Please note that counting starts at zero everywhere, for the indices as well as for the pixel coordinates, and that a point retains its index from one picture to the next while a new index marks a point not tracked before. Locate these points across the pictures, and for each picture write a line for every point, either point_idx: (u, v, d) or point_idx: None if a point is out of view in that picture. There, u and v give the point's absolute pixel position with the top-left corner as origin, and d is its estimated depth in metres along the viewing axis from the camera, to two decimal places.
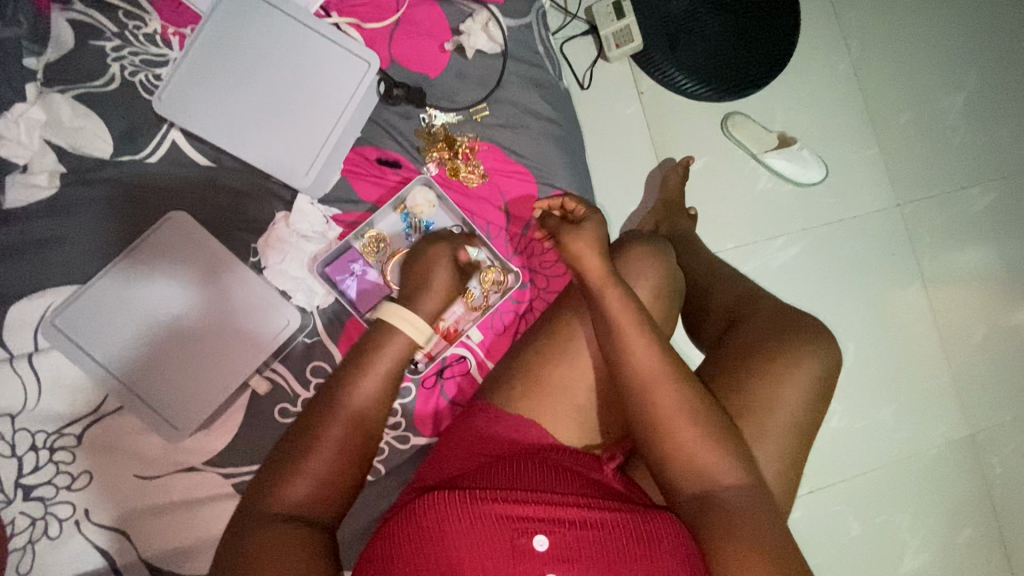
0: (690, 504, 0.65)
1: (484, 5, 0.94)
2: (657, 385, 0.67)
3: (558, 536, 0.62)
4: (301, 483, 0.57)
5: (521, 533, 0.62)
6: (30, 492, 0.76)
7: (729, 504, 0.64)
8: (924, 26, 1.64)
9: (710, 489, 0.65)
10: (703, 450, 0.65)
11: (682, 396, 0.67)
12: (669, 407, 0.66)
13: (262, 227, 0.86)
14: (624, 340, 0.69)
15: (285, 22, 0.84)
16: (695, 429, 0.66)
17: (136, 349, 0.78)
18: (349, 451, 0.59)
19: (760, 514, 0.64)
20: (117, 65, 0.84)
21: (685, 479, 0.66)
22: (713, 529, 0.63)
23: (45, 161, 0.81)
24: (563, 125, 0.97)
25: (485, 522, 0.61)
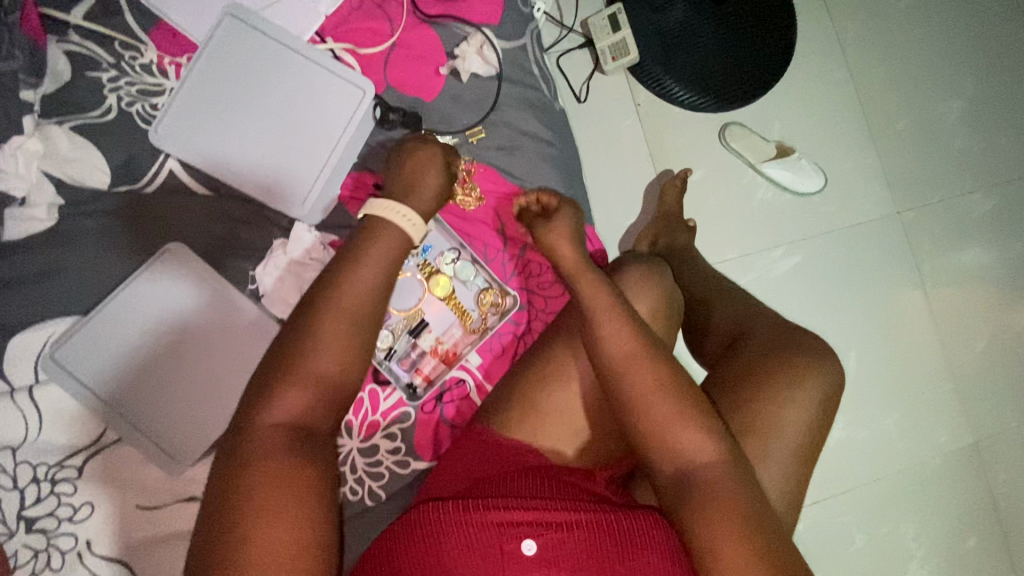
0: (670, 490, 0.66)
1: (478, 28, 0.94)
2: (632, 368, 0.69)
3: (547, 539, 0.63)
4: (291, 396, 0.56)
5: (509, 538, 0.63)
6: (32, 524, 0.76)
7: (708, 486, 0.64)
8: (921, 33, 1.64)
9: (688, 471, 0.65)
10: (679, 431, 0.66)
11: (657, 376, 0.68)
12: (644, 387, 0.68)
13: (260, 255, 0.86)
14: (598, 321, 0.72)
15: (278, 50, 0.84)
16: (671, 409, 0.67)
17: (137, 377, 0.79)
18: (340, 359, 0.59)
19: (737, 492, 0.64)
20: (113, 95, 0.84)
21: (664, 462, 0.67)
22: (691, 513, 0.63)
23: (44, 193, 0.81)
24: (558, 145, 0.97)
25: (473, 530, 0.62)
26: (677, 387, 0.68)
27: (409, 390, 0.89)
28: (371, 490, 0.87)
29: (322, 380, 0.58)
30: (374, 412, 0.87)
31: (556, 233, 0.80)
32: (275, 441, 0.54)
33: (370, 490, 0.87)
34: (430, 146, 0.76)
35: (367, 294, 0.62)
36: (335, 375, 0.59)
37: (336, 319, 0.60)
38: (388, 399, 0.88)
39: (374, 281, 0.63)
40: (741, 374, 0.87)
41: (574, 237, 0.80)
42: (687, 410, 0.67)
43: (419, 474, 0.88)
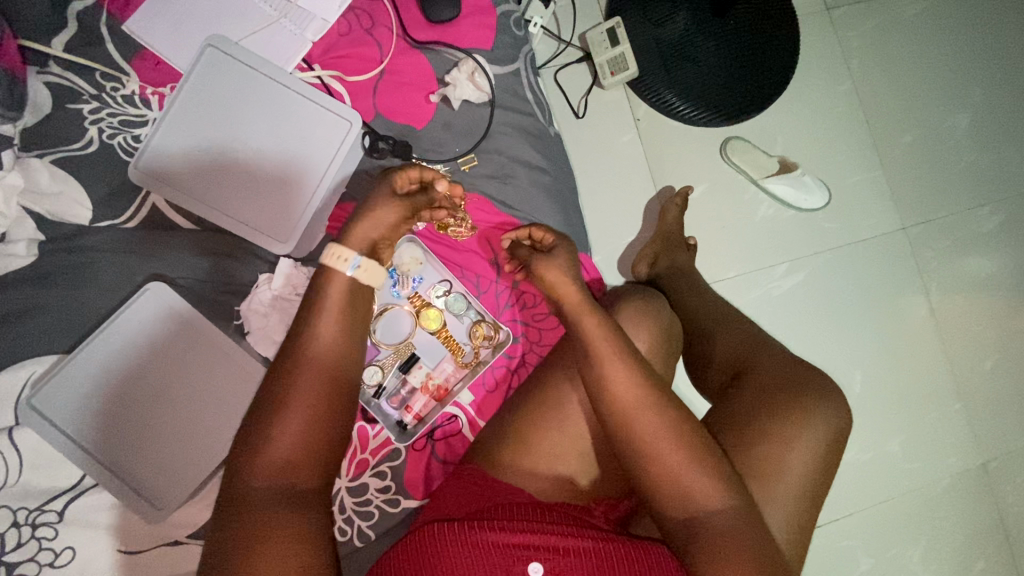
0: (677, 536, 0.63)
1: (469, 54, 0.92)
2: (637, 411, 0.64)
3: (554, 562, 0.61)
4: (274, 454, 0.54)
5: (515, 561, 0.61)
6: (11, 570, 0.73)
7: (717, 533, 0.61)
8: (927, 43, 1.60)
9: (696, 518, 0.62)
10: (689, 478, 0.62)
11: (663, 417, 0.64)
12: (650, 430, 0.64)
13: (246, 289, 0.84)
14: (599, 360, 0.67)
15: (264, 83, 0.82)
16: (679, 454, 0.63)
17: (117, 422, 0.76)
18: (325, 407, 0.56)
19: (748, 539, 0.61)
20: (94, 128, 0.82)
21: (670, 508, 0.63)
22: (701, 562, 0.60)
23: (23, 229, 0.79)
24: (553, 173, 0.95)
25: (475, 558, 0.60)
26: (684, 428, 0.64)
27: (399, 428, 0.87)
28: (360, 530, 0.84)
29: (307, 431, 0.55)
30: (362, 451, 0.85)
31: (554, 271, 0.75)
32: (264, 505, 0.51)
33: (359, 531, 0.84)
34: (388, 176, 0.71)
35: (340, 341, 0.60)
36: (320, 425, 0.56)
37: (312, 370, 0.57)
38: (377, 436, 0.86)
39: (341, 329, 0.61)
40: (745, 413, 0.84)
41: (572, 274, 0.75)
42: (695, 453, 0.63)
43: (409, 513, 0.86)
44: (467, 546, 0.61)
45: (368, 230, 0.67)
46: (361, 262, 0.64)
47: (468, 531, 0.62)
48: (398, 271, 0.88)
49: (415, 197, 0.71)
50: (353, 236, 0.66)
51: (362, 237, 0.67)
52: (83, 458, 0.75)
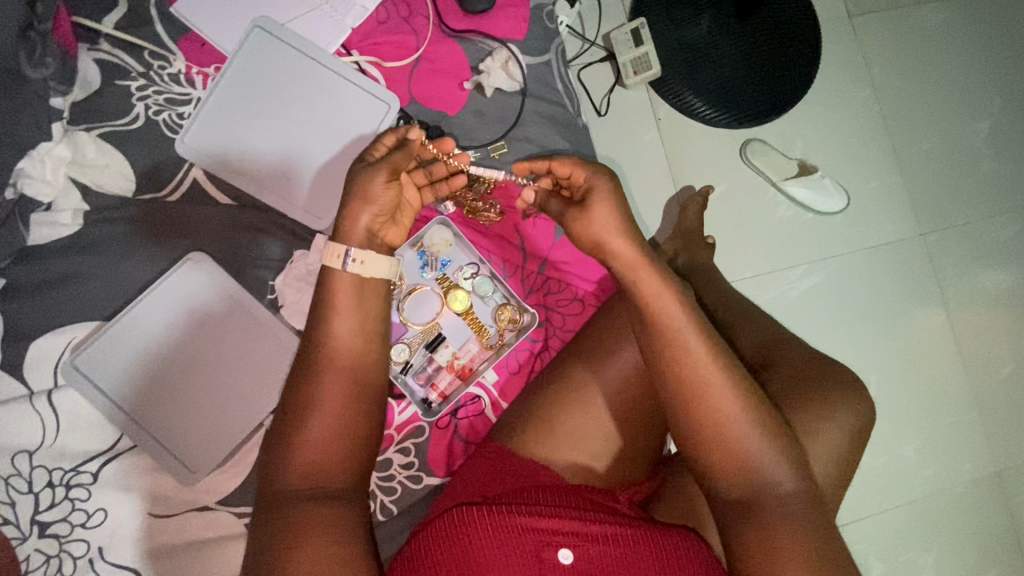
0: (735, 510, 0.62)
1: (503, 43, 0.94)
2: (706, 379, 0.63)
3: (583, 550, 0.64)
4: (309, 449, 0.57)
5: (547, 546, 0.63)
6: (46, 529, 0.76)
7: (778, 505, 0.61)
8: (948, 52, 1.61)
9: (757, 490, 0.62)
10: (753, 453, 0.62)
11: (733, 387, 0.63)
12: (720, 399, 0.62)
13: (279, 264, 0.86)
14: (669, 325, 0.65)
15: (306, 64, 0.86)
16: (745, 426, 0.63)
17: (163, 386, 0.81)
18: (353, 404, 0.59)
19: (809, 524, 0.60)
20: (141, 104, 0.85)
21: (730, 479, 0.63)
22: (759, 533, 0.60)
23: (70, 199, 0.83)
24: (580, 161, 0.96)
25: (510, 539, 0.63)
26: (753, 399, 0.63)
27: (424, 405, 0.88)
28: (383, 504, 0.86)
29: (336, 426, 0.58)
30: (388, 426, 0.87)
31: (601, 221, 0.68)
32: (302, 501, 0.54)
33: (381, 505, 0.86)
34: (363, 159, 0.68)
35: (357, 334, 0.62)
36: (351, 422, 0.59)
37: (334, 373, 0.60)
38: (402, 413, 0.88)
39: (360, 330, 0.62)
40: (774, 404, 0.84)
41: (621, 222, 0.68)
42: (761, 423, 0.63)
43: (431, 490, 0.88)
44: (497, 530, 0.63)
45: (361, 215, 0.65)
46: (356, 256, 0.63)
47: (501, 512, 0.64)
48: (427, 252, 0.91)
49: (391, 159, 0.66)
50: (346, 228, 0.64)
51: (353, 223, 0.65)
52: (131, 420, 0.79)
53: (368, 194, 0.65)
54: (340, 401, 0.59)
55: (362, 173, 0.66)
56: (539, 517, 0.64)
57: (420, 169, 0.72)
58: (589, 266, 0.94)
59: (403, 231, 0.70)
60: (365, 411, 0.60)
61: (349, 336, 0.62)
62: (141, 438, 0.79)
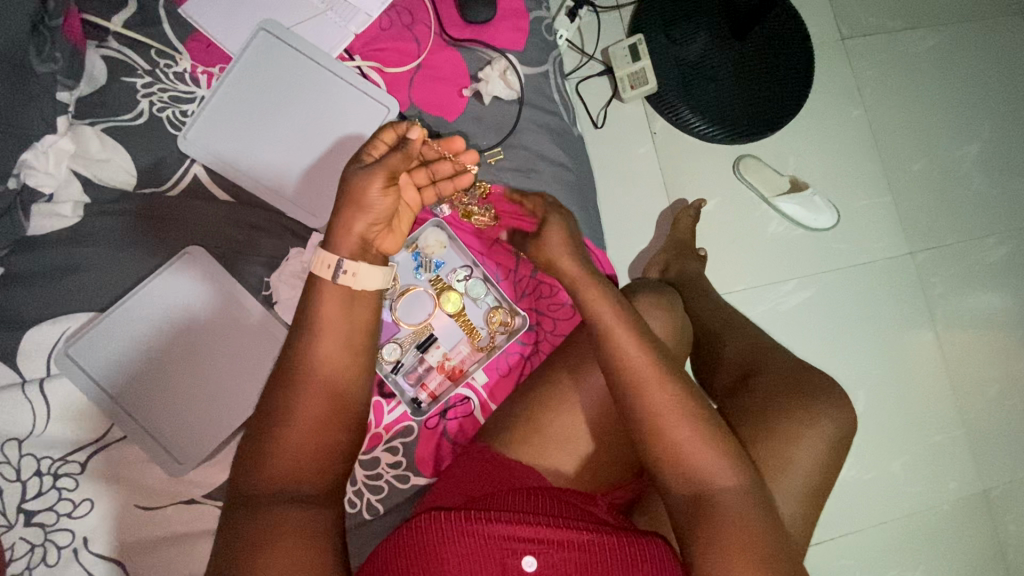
0: (681, 510, 0.65)
1: (502, 53, 0.97)
2: (649, 386, 0.67)
3: (547, 556, 0.63)
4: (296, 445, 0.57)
5: (510, 554, 0.63)
6: (32, 518, 0.77)
7: (721, 506, 0.63)
8: (938, 76, 1.65)
9: (702, 491, 0.64)
10: (697, 455, 0.65)
11: (674, 391, 0.66)
12: (661, 403, 0.66)
13: (275, 262, 0.87)
14: (611, 333, 0.70)
15: (307, 65, 0.88)
16: (688, 429, 0.65)
17: (156, 377, 0.82)
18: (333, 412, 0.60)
19: (753, 522, 0.63)
20: (146, 101, 0.87)
21: (674, 481, 0.66)
22: (704, 532, 0.62)
23: (72, 191, 0.84)
24: (574, 170, 0.99)
25: (471, 545, 0.62)
26: (693, 402, 0.67)
27: (414, 405, 0.89)
28: (370, 503, 0.87)
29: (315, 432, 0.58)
30: (377, 425, 0.88)
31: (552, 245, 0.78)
32: (280, 504, 0.54)
33: (368, 504, 0.87)
34: (359, 162, 0.66)
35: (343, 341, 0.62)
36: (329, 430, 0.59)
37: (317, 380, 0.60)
38: (391, 412, 0.88)
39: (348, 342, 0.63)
40: (756, 410, 0.86)
41: (567, 242, 0.78)
42: (702, 425, 0.66)
43: (418, 490, 0.88)
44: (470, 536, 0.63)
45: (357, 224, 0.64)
46: (347, 267, 0.62)
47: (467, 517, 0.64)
48: (421, 254, 0.92)
49: (388, 163, 0.64)
50: (340, 235, 0.64)
51: (347, 231, 0.64)
52: (122, 408, 0.80)
53: (364, 203, 0.64)
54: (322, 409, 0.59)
55: (358, 177, 0.64)
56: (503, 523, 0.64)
57: (423, 169, 0.73)
58: None
59: (400, 236, 0.69)
60: (350, 420, 0.61)
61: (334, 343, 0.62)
62: (131, 427, 0.80)
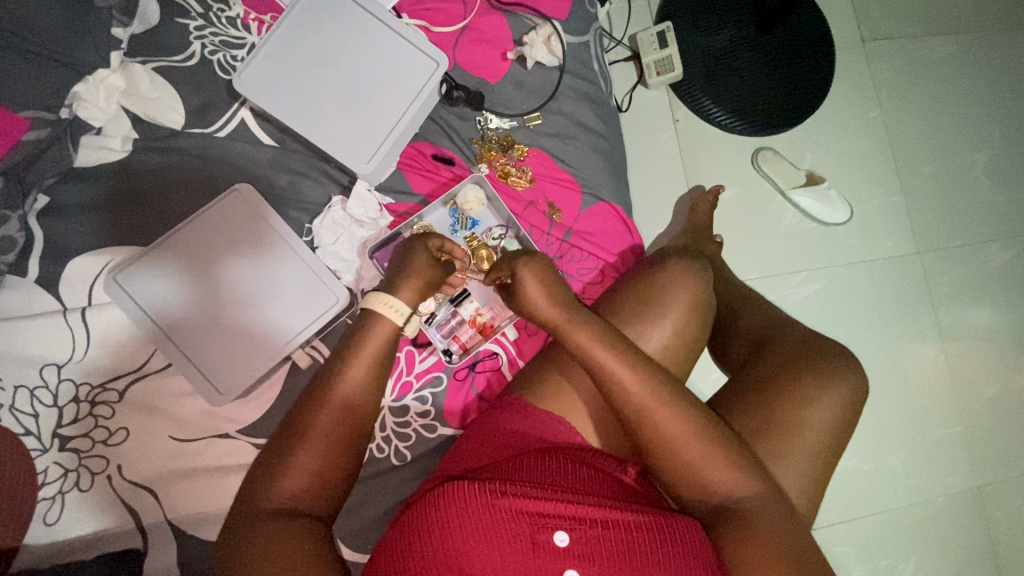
0: (705, 516, 0.67)
1: (547, 20, 0.99)
2: (654, 408, 0.68)
3: (579, 533, 0.63)
4: (300, 473, 0.60)
5: (541, 529, 0.63)
6: (66, 443, 0.77)
7: (744, 511, 0.65)
8: (952, 82, 1.69)
9: (721, 499, 0.66)
10: (716, 468, 0.66)
11: (679, 413, 0.68)
12: (668, 429, 0.67)
13: (316, 209, 0.90)
14: (610, 370, 0.69)
15: (360, 16, 0.87)
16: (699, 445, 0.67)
17: (205, 312, 0.81)
18: (341, 440, 0.63)
19: (776, 523, 0.65)
20: (198, 43, 0.88)
21: (690, 495, 0.68)
22: (729, 540, 0.63)
23: (120, 127, 0.85)
24: (609, 138, 1.01)
25: (499, 518, 0.63)
26: (700, 421, 0.68)
27: (446, 355, 0.91)
28: (397, 450, 0.88)
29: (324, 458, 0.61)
30: (408, 373, 0.90)
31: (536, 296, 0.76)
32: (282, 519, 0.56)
33: (396, 450, 0.88)
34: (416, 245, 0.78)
35: (362, 382, 0.67)
36: (338, 453, 0.62)
37: (334, 411, 0.64)
38: (423, 361, 0.90)
39: (366, 384, 0.67)
40: (769, 374, 0.90)
41: (551, 293, 0.77)
42: (712, 441, 0.67)
43: (445, 440, 0.90)
44: (498, 508, 0.63)
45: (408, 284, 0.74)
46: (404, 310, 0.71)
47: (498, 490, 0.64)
48: (459, 210, 0.94)
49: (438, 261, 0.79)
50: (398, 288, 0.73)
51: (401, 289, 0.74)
52: (168, 337, 0.80)
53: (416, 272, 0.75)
54: (330, 437, 0.62)
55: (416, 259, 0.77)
56: (532, 498, 0.64)
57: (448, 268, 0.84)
58: (613, 238, 0.98)
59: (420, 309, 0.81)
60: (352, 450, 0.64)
61: (355, 384, 0.66)
62: (178, 353, 0.80)
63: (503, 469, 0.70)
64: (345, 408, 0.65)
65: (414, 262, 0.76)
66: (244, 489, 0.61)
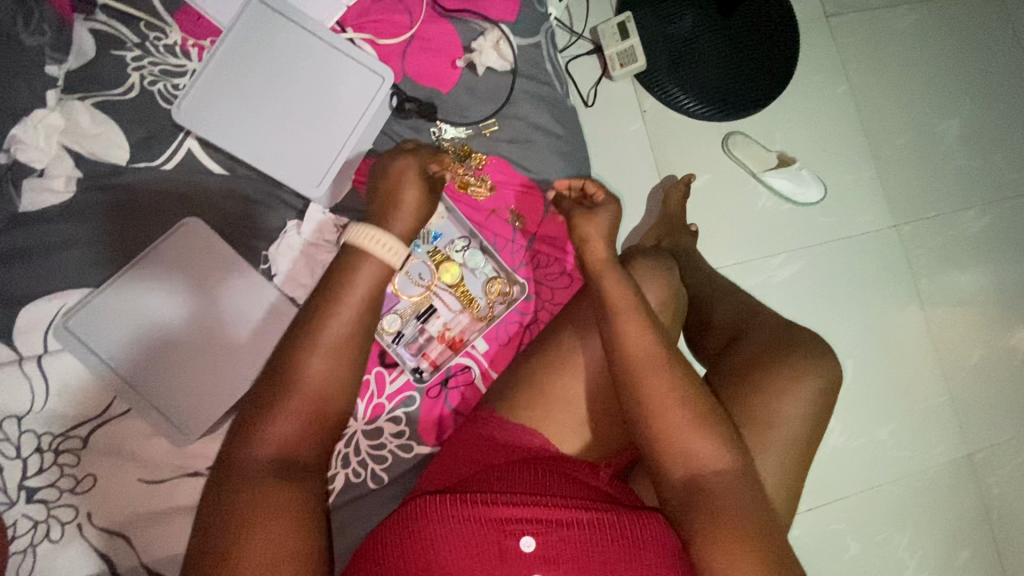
0: (678, 494, 0.65)
1: (495, 24, 0.97)
2: (649, 371, 0.67)
3: (545, 537, 0.62)
4: (285, 426, 0.56)
5: (506, 535, 0.62)
6: (33, 495, 0.76)
7: (718, 491, 0.64)
8: (919, 50, 1.68)
9: (698, 477, 0.64)
10: (698, 443, 0.65)
11: (675, 379, 0.67)
12: (663, 395, 0.66)
13: (272, 235, 0.88)
14: (622, 320, 0.70)
15: (300, 34, 0.85)
16: (687, 415, 0.66)
17: (194, 334, 0.81)
18: (330, 386, 0.59)
19: (746, 504, 0.63)
20: (136, 74, 0.86)
21: (670, 471, 0.65)
22: (700, 518, 0.62)
23: (63, 166, 0.83)
24: (569, 140, 0.99)
25: (470, 527, 0.62)
26: (697, 390, 0.67)
27: (416, 373, 0.90)
28: (374, 472, 0.87)
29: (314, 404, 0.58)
30: (379, 395, 0.88)
31: (597, 224, 0.78)
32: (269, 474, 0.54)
33: (372, 473, 0.87)
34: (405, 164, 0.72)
35: (353, 322, 0.62)
36: (327, 399, 0.58)
37: (322, 353, 0.59)
38: (393, 382, 0.89)
39: (356, 322, 0.62)
40: (743, 368, 0.89)
41: (610, 232, 0.79)
42: (697, 414, 0.66)
43: (422, 459, 0.89)
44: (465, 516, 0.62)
45: (402, 223, 0.68)
46: (387, 242, 0.65)
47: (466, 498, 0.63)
48: None
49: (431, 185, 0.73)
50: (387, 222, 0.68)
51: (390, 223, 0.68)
52: (153, 362, 0.79)
53: (403, 202, 0.69)
54: (317, 383, 0.58)
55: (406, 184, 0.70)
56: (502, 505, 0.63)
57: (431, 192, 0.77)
58: None
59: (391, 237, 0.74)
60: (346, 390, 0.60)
61: (342, 328, 0.61)
62: (159, 381, 0.79)
63: (472, 482, 0.69)
64: (333, 350, 0.60)
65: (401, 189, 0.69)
66: (228, 434, 0.57)
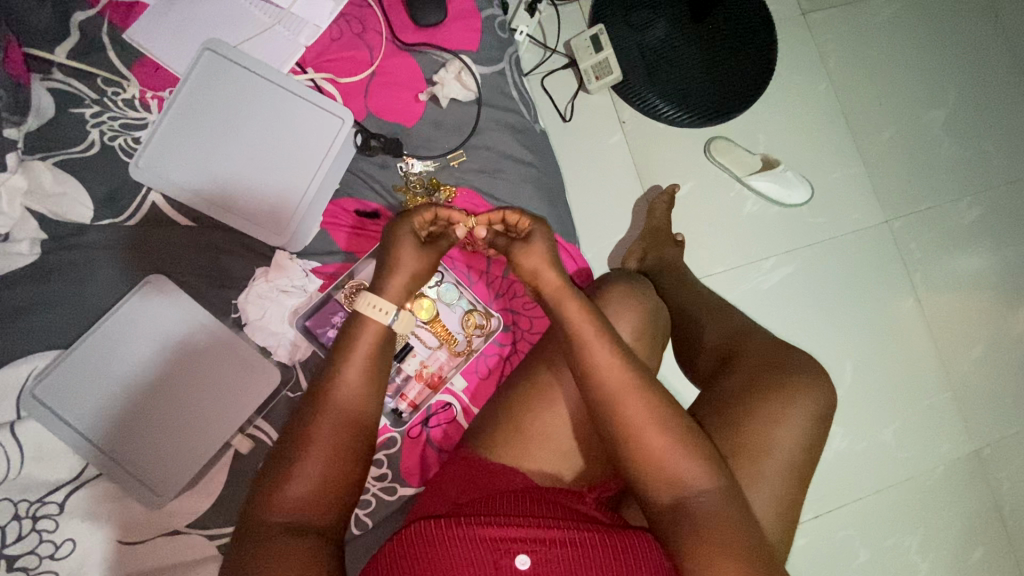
0: (665, 517, 0.62)
1: (456, 55, 0.96)
2: (624, 395, 0.64)
3: (542, 555, 0.60)
4: (298, 489, 0.56)
5: (502, 553, 0.59)
6: (13, 563, 0.74)
7: (704, 512, 0.61)
8: (900, 42, 1.66)
9: (681, 497, 0.62)
10: (680, 463, 0.62)
11: (651, 401, 0.64)
12: (639, 417, 0.63)
13: (241, 284, 0.87)
14: (585, 343, 0.66)
15: (256, 84, 0.84)
16: (664, 437, 0.63)
17: (179, 387, 0.82)
18: (342, 449, 0.58)
19: (734, 522, 0.61)
20: (96, 131, 0.86)
21: (654, 495, 0.63)
22: (688, 542, 0.60)
23: (27, 228, 0.82)
24: (539, 166, 0.98)
25: (462, 551, 0.59)
26: (673, 411, 0.64)
27: (394, 415, 0.89)
28: (359, 518, 0.86)
29: (326, 468, 0.57)
30: None
31: (535, 256, 0.71)
32: (281, 538, 0.53)
33: (357, 519, 0.86)
34: (399, 227, 0.69)
35: (361, 388, 0.62)
36: (337, 461, 0.58)
37: (329, 419, 0.59)
38: None
39: (366, 385, 0.62)
40: (734, 394, 0.86)
41: (553, 257, 0.71)
42: (677, 435, 0.63)
43: (407, 501, 0.88)
44: (452, 543, 0.59)
45: (399, 277, 0.67)
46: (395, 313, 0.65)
47: (458, 521, 0.61)
48: None
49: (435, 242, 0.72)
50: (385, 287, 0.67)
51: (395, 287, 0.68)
52: (156, 396, 0.80)
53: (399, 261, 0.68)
54: (323, 441, 0.58)
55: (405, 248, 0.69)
56: (494, 524, 0.61)
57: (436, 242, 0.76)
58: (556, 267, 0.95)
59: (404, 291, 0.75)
60: (361, 440, 0.60)
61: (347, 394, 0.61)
62: (145, 437, 0.79)
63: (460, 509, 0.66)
64: (339, 411, 0.60)
65: (401, 256, 0.68)
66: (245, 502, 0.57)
